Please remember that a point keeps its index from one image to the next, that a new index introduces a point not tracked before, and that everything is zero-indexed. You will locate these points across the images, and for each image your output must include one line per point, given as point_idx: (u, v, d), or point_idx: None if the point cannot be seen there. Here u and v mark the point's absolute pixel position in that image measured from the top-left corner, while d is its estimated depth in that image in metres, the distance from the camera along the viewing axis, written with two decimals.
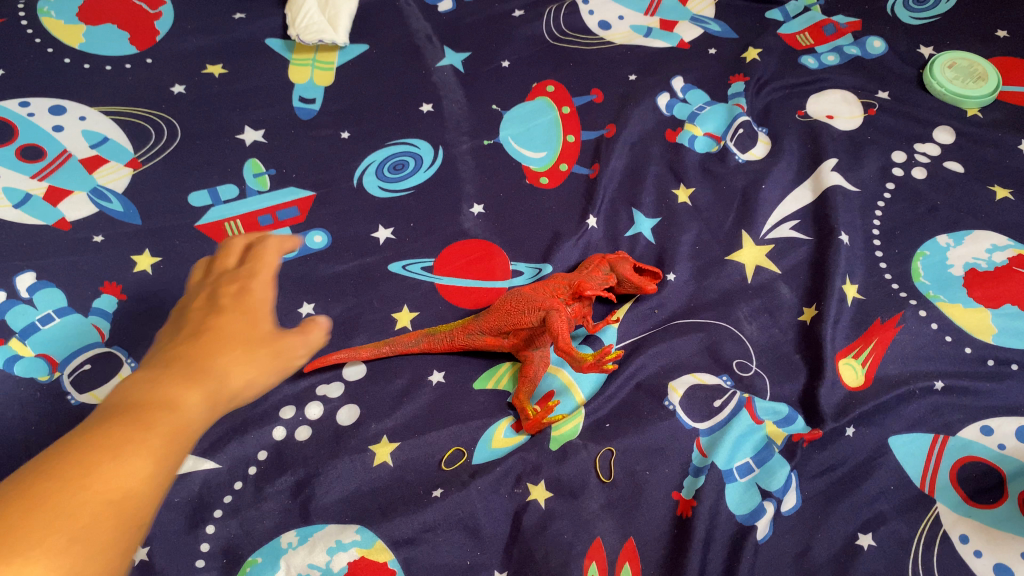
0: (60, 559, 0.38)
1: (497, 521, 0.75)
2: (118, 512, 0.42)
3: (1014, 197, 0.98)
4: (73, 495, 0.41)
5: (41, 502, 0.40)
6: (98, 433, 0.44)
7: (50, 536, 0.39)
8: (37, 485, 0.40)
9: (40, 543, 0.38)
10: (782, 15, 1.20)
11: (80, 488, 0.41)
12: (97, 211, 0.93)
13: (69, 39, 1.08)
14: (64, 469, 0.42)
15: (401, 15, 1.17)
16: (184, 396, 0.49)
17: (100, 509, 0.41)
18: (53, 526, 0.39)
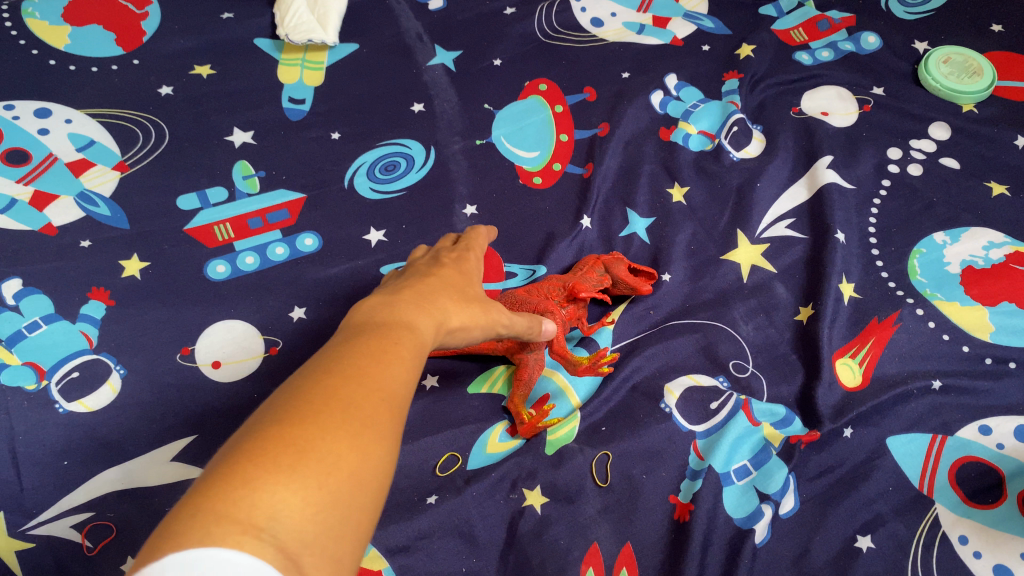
0: (354, 449, 0.37)
1: (493, 527, 0.74)
2: (393, 412, 0.41)
3: (1010, 193, 0.98)
4: (345, 393, 0.39)
5: (319, 399, 0.38)
6: (361, 347, 0.43)
7: (336, 427, 0.37)
8: (306, 390, 0.39)
9: (331, 432, 0.37)
10: (777, 10, 1.19)
11: (351, 387, 0.40)
12: (84, 215, 0.91)
13: (54, 40, 1.06)
14: (329, 376, 0.40)
15: (391, 14, 1.15)
16: (415, 315, 0.49)
17: (379, 406, 0.40)
18: (340, 418, 0.38)
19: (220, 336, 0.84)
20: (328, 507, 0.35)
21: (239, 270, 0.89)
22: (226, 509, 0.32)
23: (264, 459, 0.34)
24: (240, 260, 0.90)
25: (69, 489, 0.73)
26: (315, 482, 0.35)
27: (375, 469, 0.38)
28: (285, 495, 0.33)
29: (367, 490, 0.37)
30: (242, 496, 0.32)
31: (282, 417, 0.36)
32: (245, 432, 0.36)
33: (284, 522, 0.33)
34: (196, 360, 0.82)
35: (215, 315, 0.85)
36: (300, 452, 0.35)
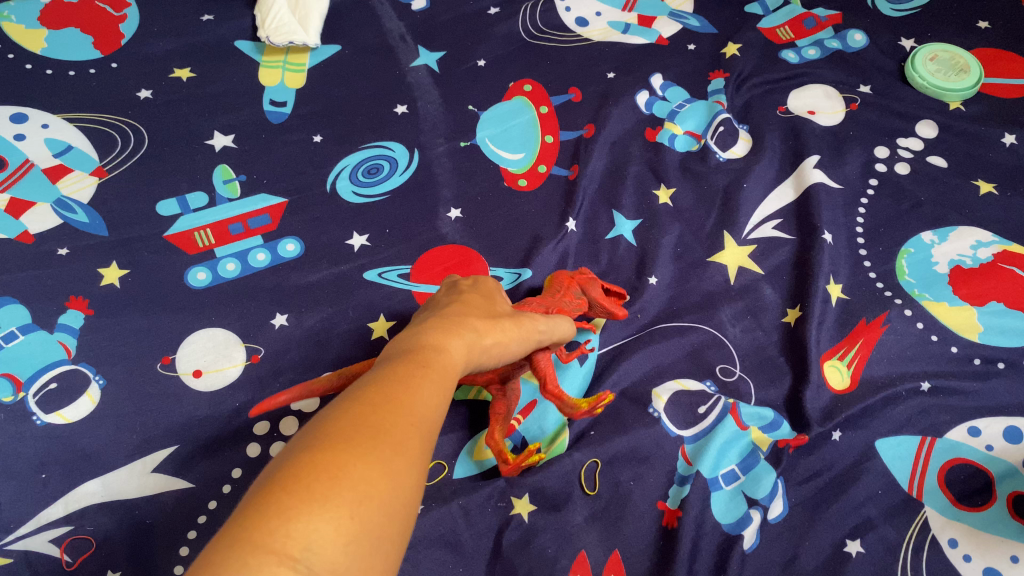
0: (382, 480, 0.40)
1: (479, 537, 0.73)
2: (420, 442, 0.44)
3: (998, 191, 0.97)
4: (375, 424, 0.42)
5: (351, 432, 0.41)
6: (389, 380, 0.47)
7: (367, 458, 0.40)
8: (338, 423, 0.42)
9: (362, 464, 0.40)
10: (762, 9, 1.18)
11: (381, 418, 0.43)
12: (61, 223, 0.90)
13: (30, 44, 1.05)
14: (362, 409, 0.43)
15: (374, 15, 1.14)
16: (440, 345, 0.54)
17: (406, 436, 0.43)
18: (372, 449, 0.41)
19: (201, 344, 0.82)
20: (358, 534, 0.37)
21: (220, 277, 0.88)
22: (262, 539, 0.34)
23: (299, 489, 0.37)
24: (221, 267, 0.89)
25: (46, 503, 0.72)
26: (345, 511, 0.37)
27: (403, 499, 0.41)
28: (316, 524, 0.36)
29: (395, 516, 0.40)
30: (278, 525, 0.35)
31: (319, 448, 0.39)
32: (281, 463, 0.39)
33: (316, 552, 0.35)
34: (177, 369, 0.80)
35: (195, 322, 0.84)
36: (333, 482, 0.38)
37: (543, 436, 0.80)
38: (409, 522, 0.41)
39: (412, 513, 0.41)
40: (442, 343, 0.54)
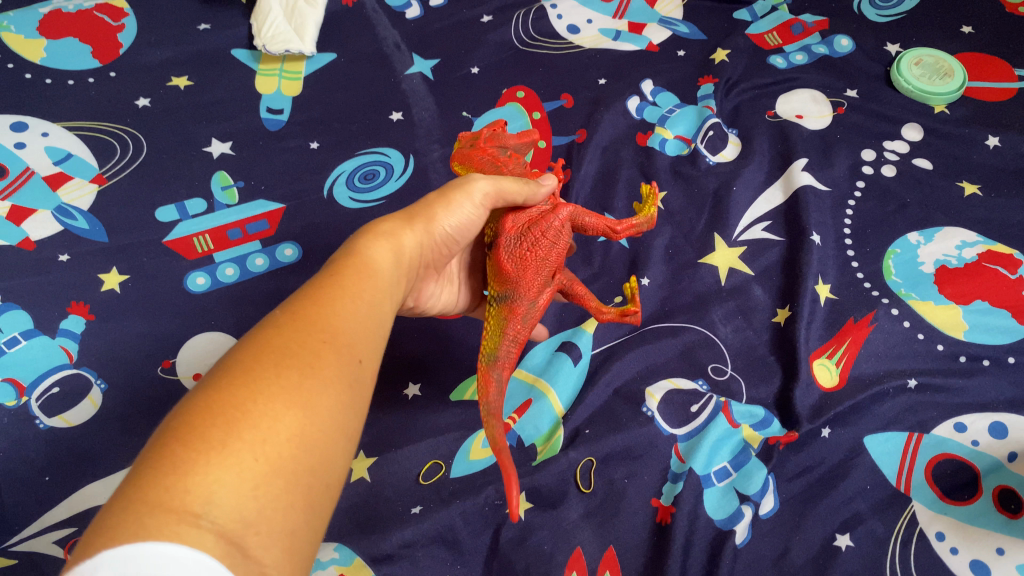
0: (277, 421, 0.46)
1: (476, 534, 0.74)
2: (324, 374, 0.50)
3: (982, 192, 0.99)
4: (271, 369, 0.48)
5: (243, 379, 0.47)
6: (287, 322, 0.53)
7: (260, 402, 0.46)
8: (232, 372, 0.48)
9: (256, 408, 0.46)
10: (750, 15, 1.20)
11: (275, 361, 0.49)
12: (62, 229, 0.91)
13: (30, 54, 1.06)
14: (256, 355, 0.49)
15: (369, 23, 1.16)
16: (363, 263, 0.61)
17: (303, 373, 0.49)
18: (266, 394, 0.47)
19: (201, 348, 0.83)
20: (262, 478, 0.43)
21: (219, 281, 0.89)
22: (161, 499, 0.40)
23: (193, 444, 0.42)
24: (220, 272, 0.90)
25: (50, 505, 0.73)
26: (243, 457, 0.43)
27: (307, 430, 0.47)
28: (216, 475, 0.42)
29: (299, 447, 0.46)
30: (174, 482, 0.41)
31: (213, 401, 0.45)
32: (179, 417, 0.45)
33: (218, 504, 0.41)
34: (177, 372, 0.81)
35: (195, 326, 0.85)
36: (227, 431, 0.44)
37: (539, 435, 0.81)
38: (325, 456, 0.48)
39: (324, 442, 0.48)
40: (369, 247, 0.63)
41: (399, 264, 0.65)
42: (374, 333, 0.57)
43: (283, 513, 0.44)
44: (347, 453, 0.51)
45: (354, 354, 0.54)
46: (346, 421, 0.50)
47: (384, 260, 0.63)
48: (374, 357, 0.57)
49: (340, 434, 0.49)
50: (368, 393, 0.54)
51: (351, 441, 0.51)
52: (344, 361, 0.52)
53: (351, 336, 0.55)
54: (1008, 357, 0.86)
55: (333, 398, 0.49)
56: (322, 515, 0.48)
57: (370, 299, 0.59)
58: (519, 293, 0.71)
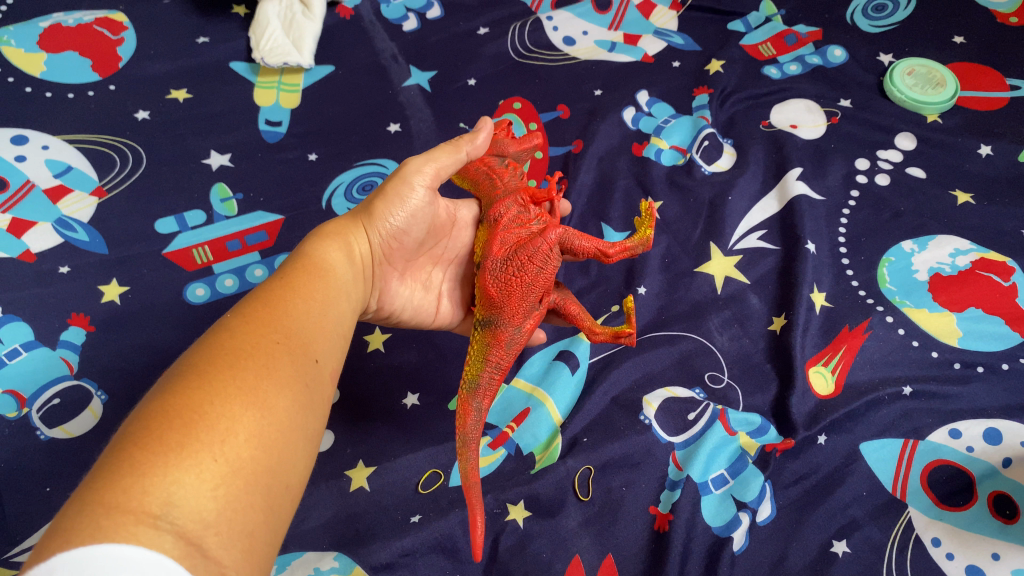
0: (234, 422, 0.47)
1: (476, 542, 0.75)
2: (277, 376, 0.52)
3: (975, 201, 1.00)
4: (226, 372, 0.50)
5: (197, 382, 0.48)
6: (239, 327, 0.54)
7: (216, 404, 0.47)
8: (185, 376, 0.49)
9: (212, 411, 0.47)
10: (745, 26, 1.21)
11: (229, 363, 0.50)
12: (62, 241, 0.92)
13: (30, 68, 1.07)
14: (209, 358, 0.51)
15: (366, 36, 1.17)
16: (313, 264, 0.64)
17: (257, 375, 0.51)
18: (221, 395, 0.48)
19: None
20: (221, 479, 0.44)
21: (218, 292, 0.89)
22: (119, 502, 0.40)
23: (151, 447, 0.43)
24: (220, 283, 0.90)
25: (50, 516, 0.73)
26: (202, 458, 0.44)
27: (263, 429, 0.48)
28: (174, 476, 0.43)
29: (259, 447, 0.47)
30: (132, 485, 0.41)
31: (168, 404, 0.46)
32: (136, 419, 0.46)
33: (177, 506, 0.42)
34: None
35: (194, 337, 0.85)
36: (184, 433, 0.45)
37: (537, 443, 0.82)
38: (281, 456, 0.49)
39: (280, 441, 0.49)
40: (318, 248, 0.67)
41: (350, 262, 0.68)
42: (327, 339, 0.59)
43: (243, 514, 0.45)
44: (304, 453, 0.52)
45: (305, 357, 0.55)
46: (301, 420, 0.52)
47: (335, 258, 0.67)
48: (327, 362, 0.58)
49: (296, 434, 0.51)
50: (322, 394, 0.56)
51: (308, 442, 0.53)
52: (297, 364, 0.54)
53: (303, 340, 0.56)
54: (1002, 364, 0.87)
55: (288, 400, 0.51)
56: (282, 516, 0.49)
57: (320, 301, 0.61)
58: (504, 319, 0.72)
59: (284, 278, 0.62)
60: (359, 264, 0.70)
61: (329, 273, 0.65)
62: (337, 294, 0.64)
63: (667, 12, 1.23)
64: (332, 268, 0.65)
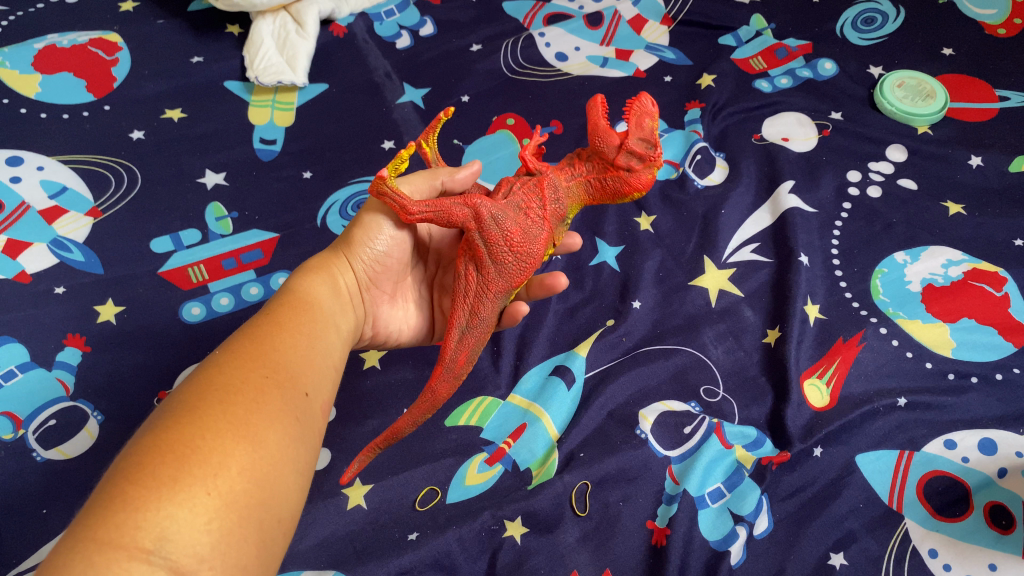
0: (226, 455, 0.48)
1: (473, 559, 0.75)
2: (268, 410, 0.52)
3: (967, 212, 1.01)
4: (216, 408, 0.50)
5: (187, 418, 0.49)
6: (228, 365, 0.55)
7: (207, 439, 0.48)
8: (177, 413, 0.49)
9: (203, 445, 0.47)
10: (735, 41, 1.22)
11: (219, 400, 0.51)
12: (57, 262, 0.92)
13: (25, 89, 1.07)
14: (199, 394, 0.51)
15: (360, 54, 1.18)
16: (300, 300, 0.66)
17: (247, 411, 0.51)
18: (212, 431, 0.49)
19: None
20: (214, 512, 0.45)
21: (214, 311, 0.89)
22: (110, 537, 0.41)
23: (143, 482, 0.44)
24: (216, 302, 0.90)
25: (47, 538, 0.73)
26: (195, 492, 0.45)
27: (256, 463, 0.49)
28: (167, 511, 0.43)
29: (251, 480, 0.48)
30: (125, 520, 0.42)
31: (157, 444, 0.47)
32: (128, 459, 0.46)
33: (171, 540, 0.43)
34: None
35: (191, 356, 0.86)
36: (177, 467, 0.45)
37: (534, 459, 0.82)
38: (274, 489, 0.50)
39: (272, 475, 0.50)
40: (306, 286, 0.68)
41: (336, 295, 0.70)
42: (316, 373, 0.60)
43: (236, 547, 0.45)
44: (297, 488, 0.52)
45: (293, 391, 0.56)
46: (293, 453, 0.52)
47: (321, 293, 0.68)
48: (317, 395, 0.59)
49: (288, 467, 0.51)
50: (313, 426, 0.56)
51: (301, 476, 0.53)
52: (286, 397, 0.55)
53: (291, 375, 0.57)
54: (996, 374, 0.87)
55: (278, 433, 0.51)
56: (275, 550, 0.49)
57: (308, 336, 0.62)
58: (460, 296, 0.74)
59: (270, 315, 0.63)
60: (344, 299, 0.71)
61: (315, 307, 0.66)
62: (325, 328, 0.65)
63: (658, 27, 1.24)
64: (319, 302, 0.67)
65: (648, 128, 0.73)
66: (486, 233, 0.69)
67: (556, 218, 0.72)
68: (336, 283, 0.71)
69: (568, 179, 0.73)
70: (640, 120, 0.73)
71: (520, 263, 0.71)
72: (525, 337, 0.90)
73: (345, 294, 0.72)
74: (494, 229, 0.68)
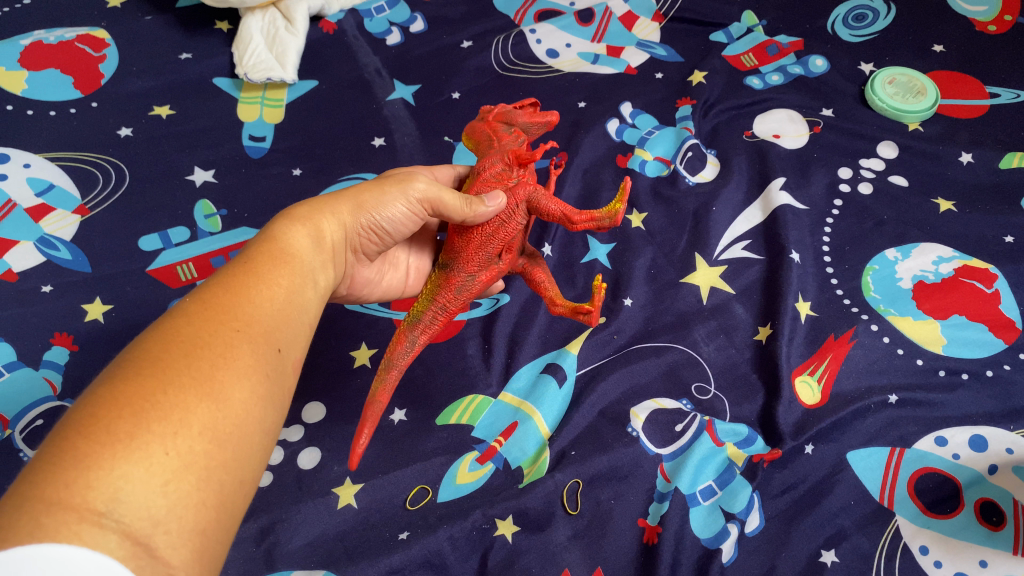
0: (188, 412, 0.47)
1: (464, 558, 0.74)
2: (236, 366, 0.52)
3: (957, 209, 1.01)
4: (180, 360, 0.50)
5: (149, 370, 0.48)
6: (198, 312, 0.54)
7: (170, 394, 0.47)
8: (139, 362, 0.49)
9: (165, 401, 0.47)
10: (726, 37, 1.22)
11: (185, 353, 0.50)
12: (44, 260, 0.92)
13: (12, 85, 1.07)
14: (164, 344, 0.51)
15: (350, 51, 1.17)
16: (281, 252, 0.64)
17: (212, 365, 0.51)
18: (176, 385, 0.48)
19: None
20: (172, 474, 0.45)
21: None
22: (61, 497, 0.40)
23: (99, 438, 0.43)
24: None
25: None
26: (153, 451, 0.44)
27: (217, 422, 0.49)
28: (122, 470, 0.42)
29: (211, 441, 0.48)
30: (76, 479, 0.41)
31: (120, 395, 0.46)
32: (83, 407, 0.45)
33: (123, 502, 0.42)
34: None
35: None
36: (134, 423, 0.45)
37: (525, 457, 0.81)
38: (234, 451, 0.50)
39: (231, 434, 0.50)
40: (288, 235, 0.66)
41: (319, 250, 0.68)
42: (290, 327, 0.60)
43: (192, 510, 0.45)
44: (258, 448, 0.53)
45: (265, 347, 0.56)
46: (257, 412, 0.52)
47: (305, 248, 0.66)
48: (288, 352, 0.59)
49: (250, 426, 0.51)
50: (281, 384, 0.57)
51: (263, 435, 0.53)
52: (258, 352, 0.55)
53: (264, 329, 0.57)
54: (986, 370, 0.88)
55: (243, 392, 0.51)
56: (231, 513, 0.49)
57: (284, 290, 0.61)
58: (459, 264, 0.76)
59: (249, 264, 0.61)
60: (325, 253, 0.69)
61: (295, 261, 0.64)
62: (303, 283, 0.64)
63: (650, 24, 1.24)
64: (300, 256, 0.65)
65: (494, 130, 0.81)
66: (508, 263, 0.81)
67: None
68: (321, 236, 0.69)
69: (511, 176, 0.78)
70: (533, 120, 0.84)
71: None
72: (516, 336, 0.90)
73: (329, 249, 0.70)
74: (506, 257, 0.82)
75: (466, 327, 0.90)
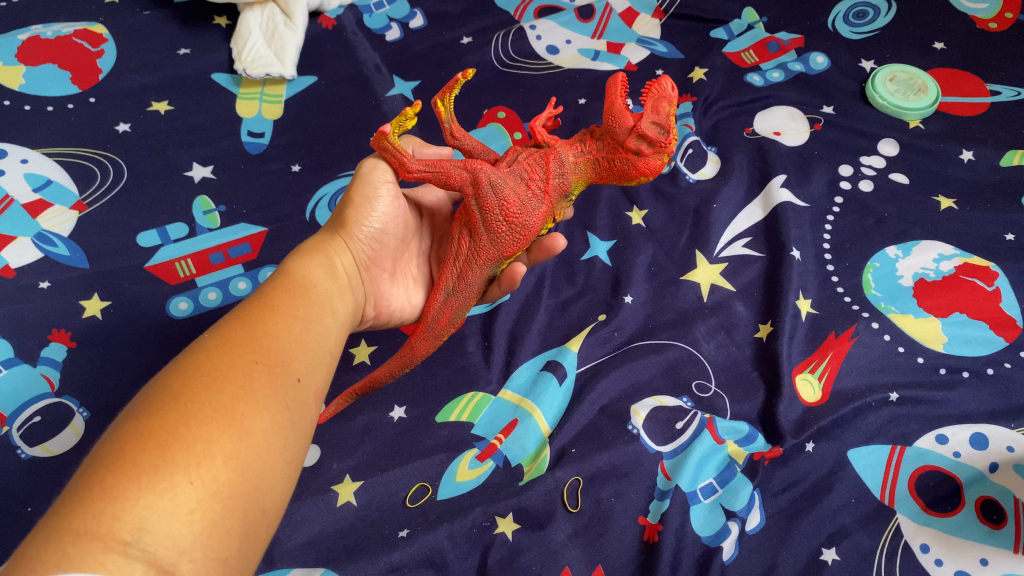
0: (211, 444, 0.48)
1: (463, 556, 0.74)
2: (255, 398, 0.52)
3: (958, 206, 1.01)
4: (201, 394, 0.50)
5: (172, 404, 0.49)
6: (217, 347, 0.55)
7: (191, 426, 0.48)
8: (161, 397, 0.49)
9: (188, 433, 0.47)
10: (727, 34, 1.22)
11: (206, 386, 0.51)
12: (42, 256, 0.91)
13: (9, 80, 1.06)
14: (185, 377, 0.51)
15: (349, 46, 1.17)
16: (295, 285, 0.66)
17: (233, 397, 0.51)
18: (198, 418, 0.48)
19: None
20: (198, 503, 0.45)
21: (202, 306, 0.88)
22: (88, 527, 0.41)
23: (124, 470, 0.44)
24: (203, 296, 0.89)
25: None
26: (177, 482, 0.45)
27: (241, 453, 0.49)
28: (146, 501, 0.43)
29: (236, 471, 0.48)
30: (102, 510, 0.42)
31: (144, 430, 0.46)
32: (109, 443, 0.46)
33: (149, 532, 0.42)
34: None
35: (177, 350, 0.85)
36: (159, 456, 0.45)
37: (526, 455, 0.81)
38: (258, 481, 0.49)
39: (256, 465, 0.49)
40: (300, 269, 0.68)
41: (333, 277, 0.70)
42: (309, 359, 0.60)
43: (218, 540, 0.45)
44: (282, 479, 0.52)
45: (283, 378, 0.56)
46: (280, 443, 0.52)
47: (318, 276, 0.68)
48: (308, 382, 0.59)
49: (274, 458, 0.51)
50: (302, 414, 0.56)
51: (287, 465, 0.53)
52: (277, 384, 0.55)
53: (282, 361, 0.57)
54: (988, 368, 0.87)
55: (263, 422, 0.51)
56: (256, 544, 0.49)
57: (301, 320, 0.62)
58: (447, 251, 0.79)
59: (264, 298, 0.62)
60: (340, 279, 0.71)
61: (309, 291, 0.66)
62: (319, 310, 0.65)
63: (650, 20, 1.23)
64: (315, 285, 0.67)
65: (664, 112, 0.73)
66: (483, 200, 0.72)
67: (559, 193, 0.75)
68: (333, 264, 0.71)
69: (577, 155, 0.75)
70: (655, 104, 0.73)
71: (514, 235, 0.74)
72: (516, 332, 0.89)
73: (341, 276, 0.72)
74: (491, 197, 0.72)
75: (466, 324, 0.90)
